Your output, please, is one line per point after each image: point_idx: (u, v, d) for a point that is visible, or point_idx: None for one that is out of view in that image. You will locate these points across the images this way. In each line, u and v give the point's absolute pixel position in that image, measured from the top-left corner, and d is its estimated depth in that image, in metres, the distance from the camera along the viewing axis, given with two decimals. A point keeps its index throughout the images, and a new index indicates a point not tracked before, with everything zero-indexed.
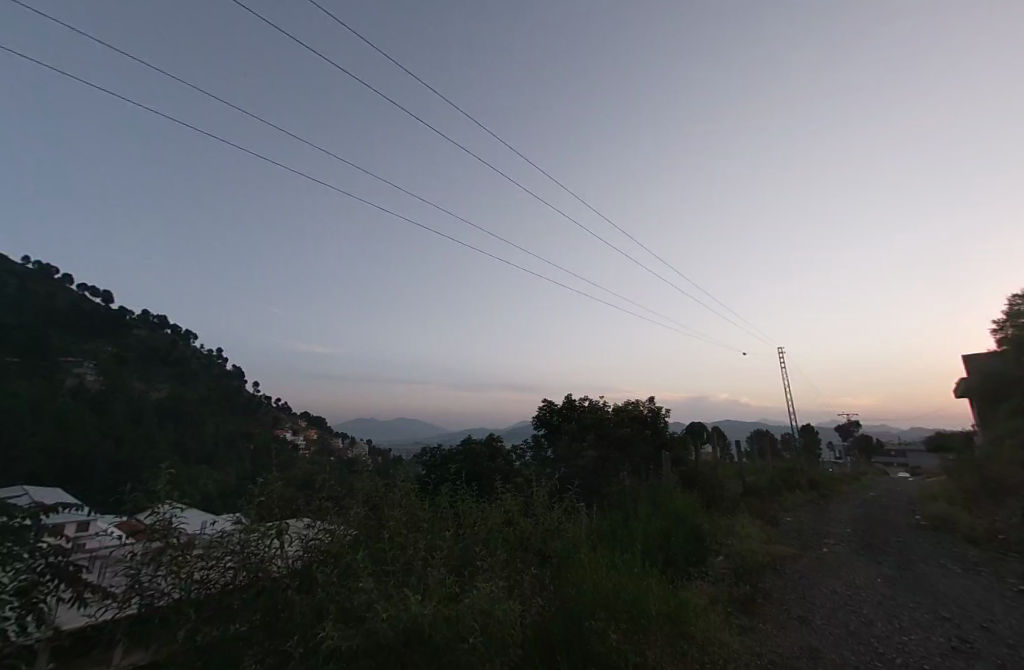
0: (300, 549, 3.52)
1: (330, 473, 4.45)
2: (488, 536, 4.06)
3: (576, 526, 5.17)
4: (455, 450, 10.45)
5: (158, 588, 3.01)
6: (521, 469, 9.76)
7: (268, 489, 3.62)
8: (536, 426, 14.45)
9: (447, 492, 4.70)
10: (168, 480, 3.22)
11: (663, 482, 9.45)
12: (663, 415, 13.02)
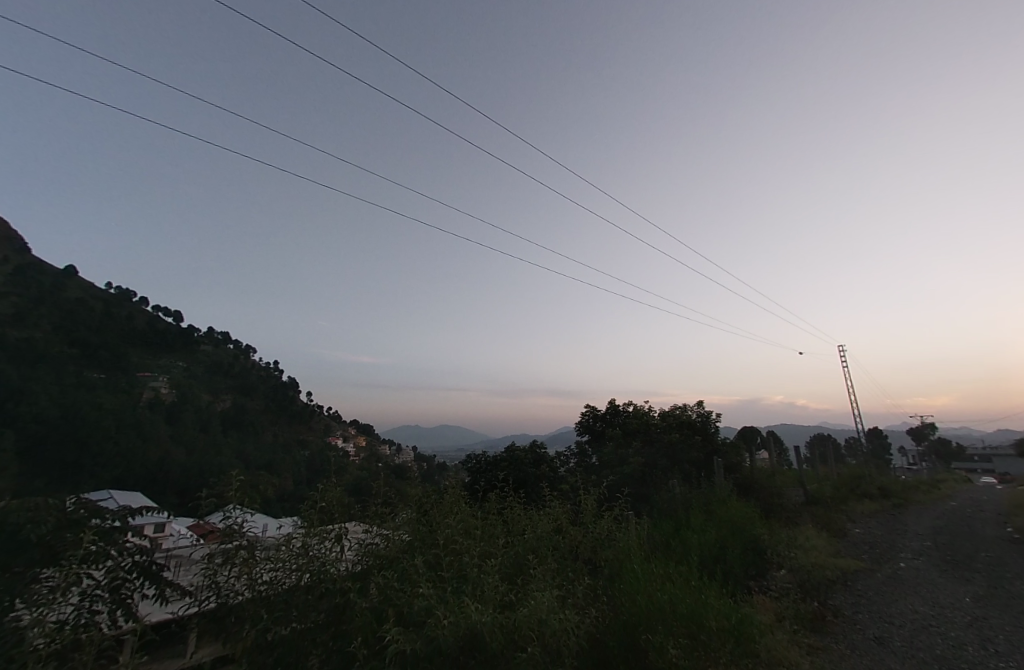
0: (358, 552, 3.61)
1: (382, 480, 4.54)
2: (538, 544, 4.03)
3: (628, 534, 5.07)
4: (500, 456, 10.46)
5: (230, 588, 3.17)
6: (566, 476, 9.70)
7: (327, 494, 3.74)
8: (580, 431, 14.36)
9: (497, 498, 4.71)
10: (237, 485, 3.32)
11: (716, 489, 9.14)
12: (713, 420, 12.67)
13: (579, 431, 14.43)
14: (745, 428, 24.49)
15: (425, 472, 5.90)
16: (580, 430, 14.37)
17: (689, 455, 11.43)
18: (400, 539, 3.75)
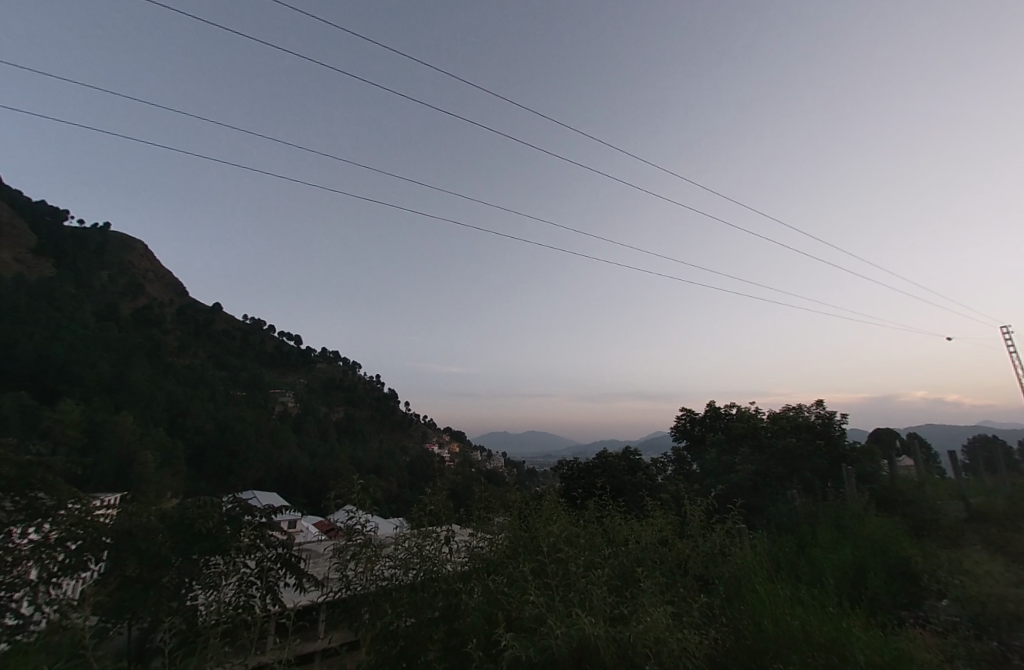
0: (466, 554, 3.69)
1: (481, 487, 4.61)
2: (646, 554, 3.85)
3: (744, 548, 4.69)
4: (592, 462, 10.28)
5: (356, 580, 3.47)
6: (665, 485, 9.34)
7: (435, 498, 3.91)
8: (677, 437, 13.81)
9: (596, 506, 4.58)
10: (359, 488, 3.71)
11: (846, 502, 8.29)
12: (837, 422, 11.48)
13: (675, 437, 13.93)
14: (882, 432, 21.81)
15: (518, 477, 5.88)
16: (676, 436, 13.88)
17: (808, 462, 10.50)
18: (503, 543, 3.76)
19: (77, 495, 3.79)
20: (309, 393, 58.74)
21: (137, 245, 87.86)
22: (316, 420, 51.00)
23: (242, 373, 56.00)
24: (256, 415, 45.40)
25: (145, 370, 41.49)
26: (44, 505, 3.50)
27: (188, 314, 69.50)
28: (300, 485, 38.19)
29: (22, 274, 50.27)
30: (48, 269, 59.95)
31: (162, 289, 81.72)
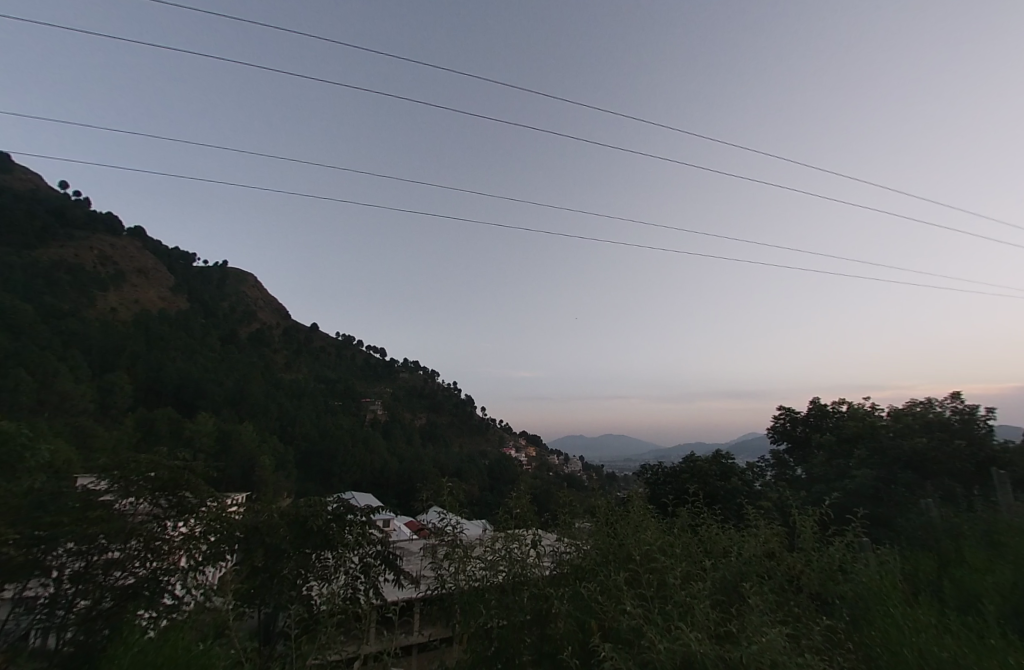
0: (552, 561, 3.60)
1: (565, 493, 4.47)
2: (750, 566, 3.50)
3: (866, 564, 4.15)
4: (679, 467, 9.82)
5: (453, 580, 3.51)
6: (764, 491, 8.71)
7: (520, 503, 3.94)
8: (776, 439, 12.95)
9: (689, 514, 4.27)
10: (448, 494, 3.88)
11: (992, 514, 7.26)
12: (980, 420, 9.83)
13: (773, 439, 13.07)
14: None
15: (602, 482, 5.65)
16: (775, 438, 13.05)
17: (945, 467, 9.17)
18: (591, 550, 3.58)
19: (214, 495, 4.78)
20: (394, 399, 62.07)
21: (247, 273, 98.10)
22: (401, 423, 53.74)
23: (336, 382, 60.64)
24: (348, 421, 48.80)
25: (254, 386, 46.31)
26: (190, 504, 4.50)
27: (289, 333, 76.52)
28: (390, 486, 40.53)
29: (161, 310, 58.52)
30: (183, 301, 67.40)
31: (268, 313, 90.62)
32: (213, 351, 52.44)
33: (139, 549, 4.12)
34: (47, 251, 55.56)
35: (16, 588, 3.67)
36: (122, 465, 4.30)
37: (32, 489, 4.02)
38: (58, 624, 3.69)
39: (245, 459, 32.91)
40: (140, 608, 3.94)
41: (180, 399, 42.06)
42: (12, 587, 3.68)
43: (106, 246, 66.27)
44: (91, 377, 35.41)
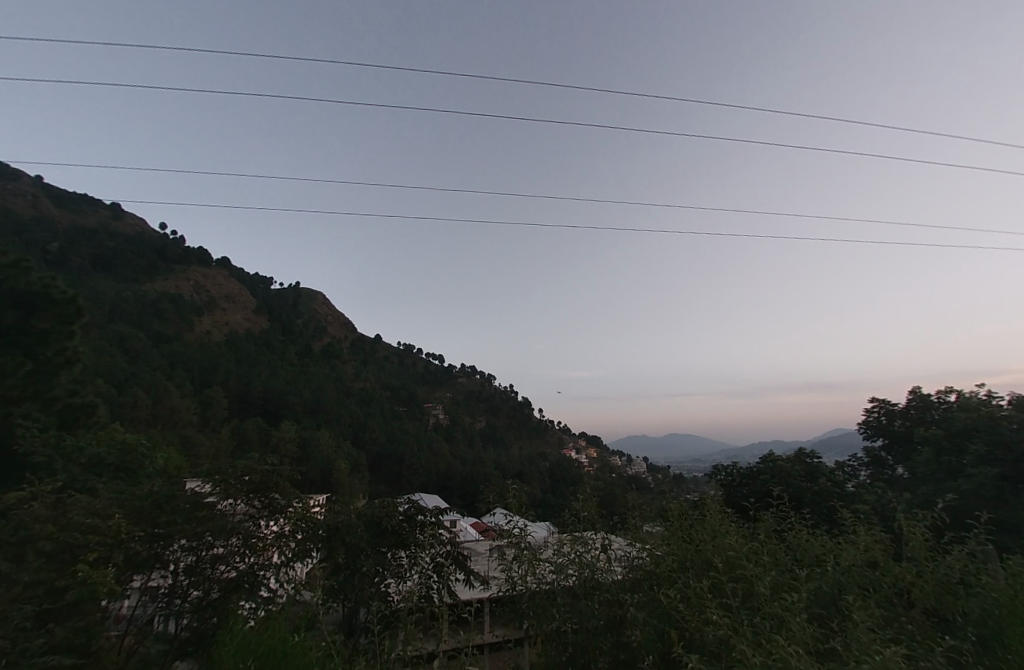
0: (625, 566, 3.43)
1: (633, 498, 4.25)
2: (850, 574, 3.11)
3: (994, 576, 3.59)
4: (758, 468, 9.21)
5: (524, 582, 3.43)
6: (859, 493, 8.00)
7: (586, 507, 3.81)
8: (869, 435, 11.95)
9: (771, 519, 3.92)
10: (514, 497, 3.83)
11: None
12: None
13: (867, 436, 12.03)
14: None
15: (671, 483, 5.35)
16: (868, 435, 12.03)
17: None
18: (664, 553, 3.35)
19: (301, 496, 5.13)
20: (455, 404, 63.45)
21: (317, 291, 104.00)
22: (463, 427, 54.70)
23: (400, 388, 62.80)
24: (413, 425, 50.34)
25: (328, 394, 48.95)
26: (280, 505, 4.85)
27: (356, 344, 80.17)
28: (454, 488, 41.30)
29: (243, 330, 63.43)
30: (264, 320, 72.37)
31: (338, 327, 95.54)
32: (290, 364, 55.96)
33: (239, 546, 4.52)
34: (149, 285, 61.95)
35: (143, 578, 4.30)
36: (221, 469, 4.78)
37: (152, 493, 4.62)
38: (176, 610, 4.26)
39: (323, 463, 34.98)
40: (242, 600, 4.30)
41: (266, 409, 45.15)
42: (139, 578, 4.31)
43: (198, 274, 72.35)
44: (192, 391, 38.66)
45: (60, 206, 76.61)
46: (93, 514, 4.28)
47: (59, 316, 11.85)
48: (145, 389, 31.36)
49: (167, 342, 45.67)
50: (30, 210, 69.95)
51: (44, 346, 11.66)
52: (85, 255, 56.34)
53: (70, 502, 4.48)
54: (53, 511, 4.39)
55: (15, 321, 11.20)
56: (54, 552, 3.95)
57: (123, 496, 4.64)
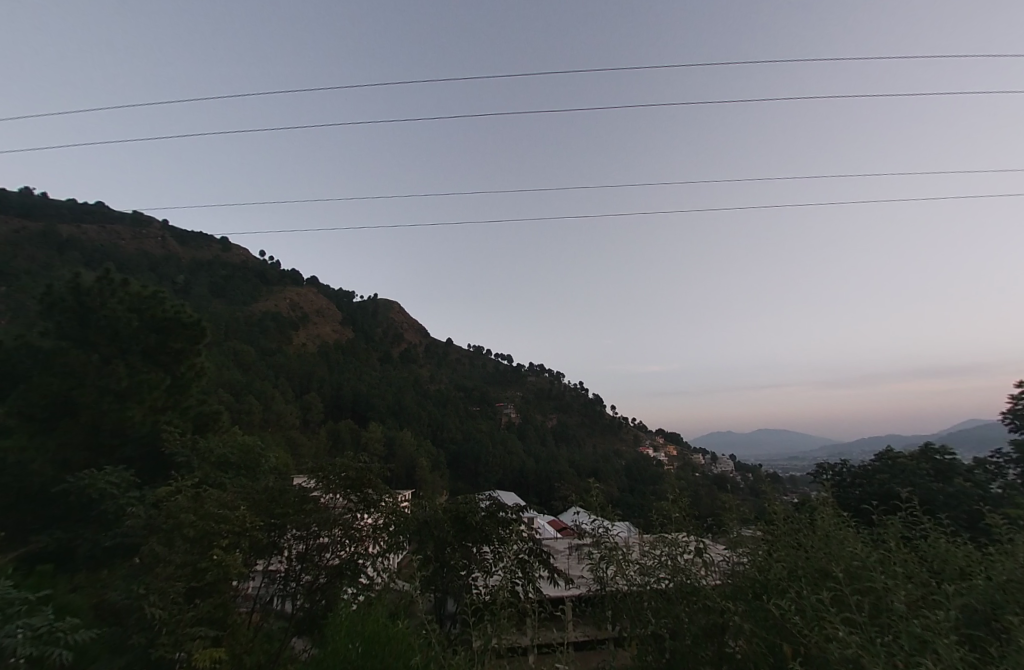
0: (726, 574, 3.17)
1: (729, 496, 3.95)
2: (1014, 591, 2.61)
3: None
4: (874, 465, 8.13)
5: (614, 583, 3.34)
6: (1012, 493, 6.78)
7: (678, 504, 3.60)
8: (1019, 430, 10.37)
9: (902, 523, 3.43)
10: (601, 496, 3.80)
11: None
12: None
13: (1014, 429, 10.46)
14: None
15: (772, 481, 4.90)
16: (1016, 429, 10.47)
17: None
18: (768, 557, 3.08)
19: (391, 491, 5.52)
20: (526, 403, 63.97)
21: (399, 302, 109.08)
22: (536, 426, 54.82)
23: (474, 390, 64.25)
24: (488, 425, 51.22)
25: (409, 397, 51.14)
26: (373, 499, 5.34)
27: (432, 348, 83.00)
28: (531, 485, 40.37)
29: (334, 341, 68.02)
30: (349, 329, 76.82)
31: (414, 334, 99.51)
32: (374, 370, 59.09)
33: (339, 537, 5.13)
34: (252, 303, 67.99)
35: (266, 562, 5.14)
36: (323, 467, 5.42)
37: (268, 486, 5.40)
38: (292, 591, 5.09)
39: (407, 461, 36.55)
40: (345, 585, 5.01)
41: (355, 411, 47.90)
42: (262, 562, 5.16)
43: (292, 292, 78.36)
44: (293, 395, 41.85)
45: (177, 241, 86.35)
46: (224, 503, 5.16)
47: (190, 335, 13.32)
48: (254, 395, 34.47)
49: (268, 353, 49.89)
50: (157, 249, 79.66)
51: (179, 362, 13.21)
52: (204, 284, 63.69)
53: (208, 493, 5.43)
54: (196, 502, 5.33)
55: (156, 342, 12.79)
56: (196, 537, 4.87)
57: (247, 489, 5.49)
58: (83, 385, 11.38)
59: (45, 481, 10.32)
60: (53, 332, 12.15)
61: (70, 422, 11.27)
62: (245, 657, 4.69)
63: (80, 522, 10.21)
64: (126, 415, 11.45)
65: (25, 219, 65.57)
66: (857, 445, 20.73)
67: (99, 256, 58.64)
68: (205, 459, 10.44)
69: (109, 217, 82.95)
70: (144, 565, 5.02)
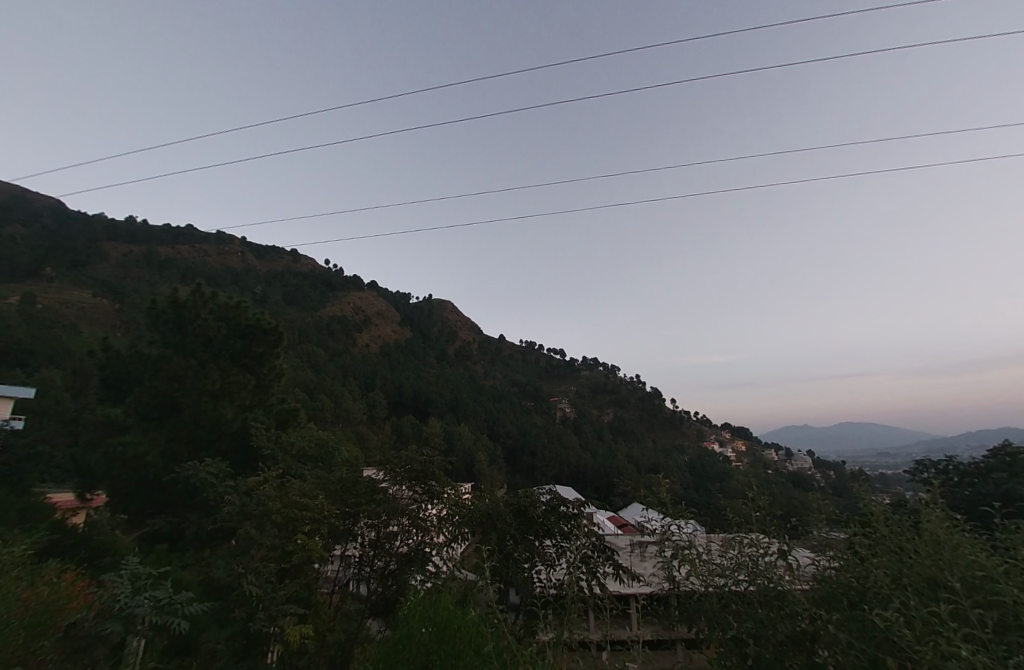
0: (814, 579, 2.92)
1: (809, 494, 3.64)
2: None
3: None
4: (985, 462, 7.24)
5: (687, 583, 3.18)
6: None
7: (757, 501, 3.35)
8: None
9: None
10: (670, 493, 3.60)
11: None
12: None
13: None
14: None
15: (860, 477, 4.44)
16: None
17: None
18: (859, 557, 2.82)
19: (453, 484, 5.57)
20: (580, 398, 63.57)
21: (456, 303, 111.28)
22: (593, 421, 54.23)
23: (528, 385, 64.57)
24: (543, 419, 51.29)
25: (469, 394, 52.07)
26: (436, 491, 5.42)
27: (485, 345, 84.09)
28: (588, 480, 39.95)
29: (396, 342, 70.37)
30: (408, 328, 79.17)
31: (468, 332, 101.18)
32: (431, 368, 60.64)
33: (407, 526, 5.27)
34: (320, 308, 71.62)
35: (342, 548, 5.35)
36: (390, 460, 5.59)
37: (341, 477, 5.62)
38: (367, 575, 5.32)
39: (468, 456, 37.22)
40: (415, 571, 5.11)
41: (416, 408, 49.34)
42: (340, 547, 5.39)
43: (357, 295, 81.84)
44: (359, 393, 43.67)
45: (251, 253, 92.55)
46: (305, 492, 5.41)
47: (271, 339, 14.11)
48: (326, 393, 36.33)
49: (336, 354, 52.35)
50: (236, 262, 85.72)
51: (262, 364, 14.05)
52: (278, 293, 68.00)
53: (291, 484, 5.70)
54: (281, 491, 5.60)
55: (241, 347, 13.68)
56: (283, 522, 5.12)
57: (323, 479, 5.74)
58: (183, 387, 12.35)
59: (157, 470, 11.30)
60: (156, 340, 13.28)
61: (174, 419, 12.27)
62: (328, 634, 4.95)
63: (187, 507, 11.11)
64: (220, 412, 12.30)
65: (131, 243, 73.14)
66: (955, 443, 18.81)
67: (188, 271, 63.89)
68: (288, 452, 11.06)
69: (193, 235, 90.15)
70: (241, 547, 5.25)
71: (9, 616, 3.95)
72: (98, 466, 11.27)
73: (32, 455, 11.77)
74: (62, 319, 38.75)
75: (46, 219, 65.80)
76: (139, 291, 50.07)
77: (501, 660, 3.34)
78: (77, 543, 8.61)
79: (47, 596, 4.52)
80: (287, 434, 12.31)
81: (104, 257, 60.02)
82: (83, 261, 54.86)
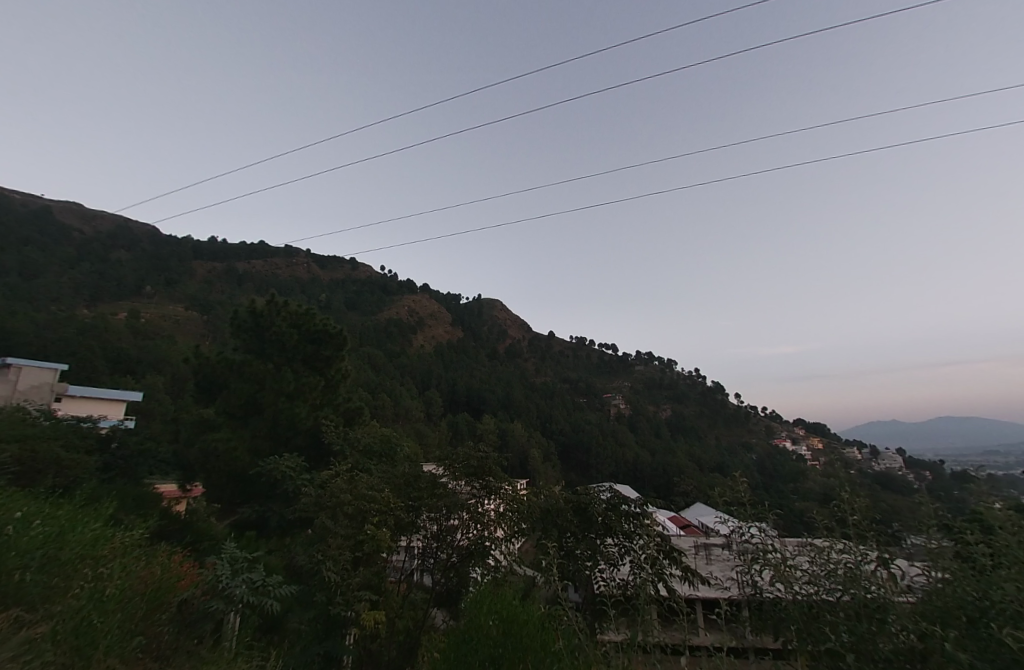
0: (922, 590, 2.66)
1: (900, 496, 3.31)
2: None
3: None
4: None
5: (770, 589, 3.01)
6: None
7: (851, 500, 3.08)
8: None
9: None
10: (746, 493, 3.37)
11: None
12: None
13: None
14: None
15: (953, 477, 4.01)
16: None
17: None
18: (966, 566, 2.55)
19: (511, 480, 5.56)
20: (635, 394, 62.41)
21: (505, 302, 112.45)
22: (649, 417, 53.07)
23: (581, 382, 64.04)
24: (597, 416, 50.77)
25: (523, 392, 52.52)
26: (493, 486, 5.42)
27: (536, 343, 84.24)
28: (645, 478, 39.17)
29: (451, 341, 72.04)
30: (460, 328, 80.47)
31: (516, 331, 101.66)
32: (484, 366, 61.44)
33: (468, 520, 5.32)
34: (379, 312, 74.60)
35: (407, 539, 5.47)
36: (449, 456, 5.69)
37: (404, 472, 5.77)
38: (431, 566, 5.42)
39: (521, 452, 37.57)
40: (475, 564, 5.16)
41: (470, 406, 50.13)
42: (405, 538, 5.51)
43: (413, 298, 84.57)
44: (417, 392, 45.02)
45: (315, 262, 97.40)
46: (372, 486, 5.60)
47: (337, 343, 14.72)
48: (386, 393, 37.76)
49: (395, 355, 54.24)
50: (303, 272, 91.01)
51: (330, 367, 14.67)
52: (341, 299, 71.58)
53: (359, 478, 5.87)
54: (350, 484, 5.80)
55: (311, 351, 14.35)
56: (353, 514, 5.27)
57: (388, 473, 5.89)
58: (263, 389, 13.10)
59: (244, 464, 12.09)
60: (239, 347, 14.18)
61: (256, 417, 13.07)
62: (397, 621, 5.04)
63: (269, 498, 11.83)
64: (295, 412, 13.00)
65: (214, 260, 79.57)
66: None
67: (262, 283, 68.43)
68: (358, 447, 11.54)
69: (265, 250, 96.44)
70: (318, 535, 5.47)
71: (134, 588, 4.34)
72: (197, 460, 12.27)
73: (141, 451, 12.98)
74: (159, 330, 42.65)
75: (142, 242, 72.61)
76: (223, 303, 54.20)
77: (573, 659, 3.23)
78: (180, 529, 9.34)
79: (161, 573, 4.96)
80: (357, 431, 12.80)
81: (192, 273, 65.65)
82: (175, 277, 60.30)
